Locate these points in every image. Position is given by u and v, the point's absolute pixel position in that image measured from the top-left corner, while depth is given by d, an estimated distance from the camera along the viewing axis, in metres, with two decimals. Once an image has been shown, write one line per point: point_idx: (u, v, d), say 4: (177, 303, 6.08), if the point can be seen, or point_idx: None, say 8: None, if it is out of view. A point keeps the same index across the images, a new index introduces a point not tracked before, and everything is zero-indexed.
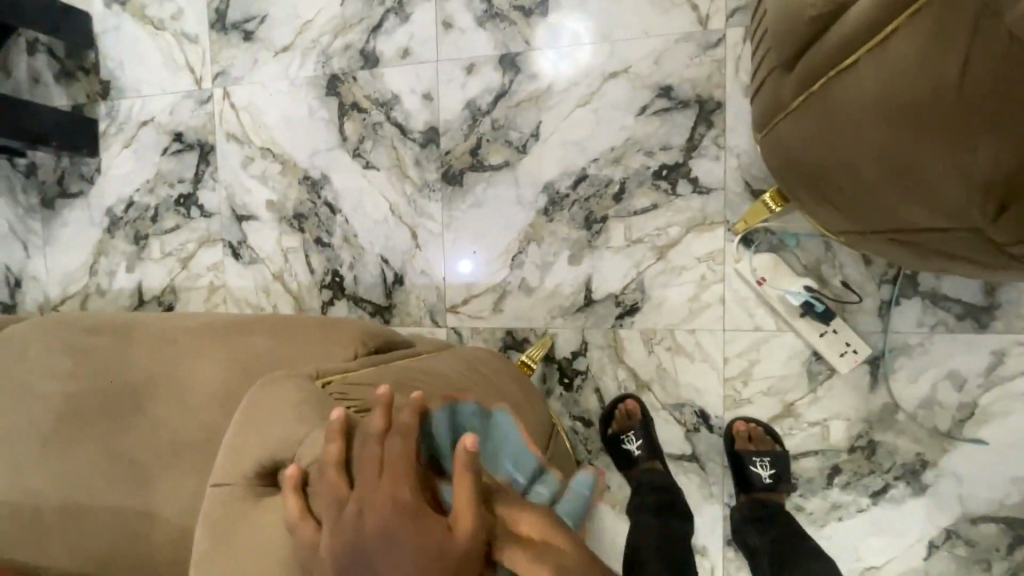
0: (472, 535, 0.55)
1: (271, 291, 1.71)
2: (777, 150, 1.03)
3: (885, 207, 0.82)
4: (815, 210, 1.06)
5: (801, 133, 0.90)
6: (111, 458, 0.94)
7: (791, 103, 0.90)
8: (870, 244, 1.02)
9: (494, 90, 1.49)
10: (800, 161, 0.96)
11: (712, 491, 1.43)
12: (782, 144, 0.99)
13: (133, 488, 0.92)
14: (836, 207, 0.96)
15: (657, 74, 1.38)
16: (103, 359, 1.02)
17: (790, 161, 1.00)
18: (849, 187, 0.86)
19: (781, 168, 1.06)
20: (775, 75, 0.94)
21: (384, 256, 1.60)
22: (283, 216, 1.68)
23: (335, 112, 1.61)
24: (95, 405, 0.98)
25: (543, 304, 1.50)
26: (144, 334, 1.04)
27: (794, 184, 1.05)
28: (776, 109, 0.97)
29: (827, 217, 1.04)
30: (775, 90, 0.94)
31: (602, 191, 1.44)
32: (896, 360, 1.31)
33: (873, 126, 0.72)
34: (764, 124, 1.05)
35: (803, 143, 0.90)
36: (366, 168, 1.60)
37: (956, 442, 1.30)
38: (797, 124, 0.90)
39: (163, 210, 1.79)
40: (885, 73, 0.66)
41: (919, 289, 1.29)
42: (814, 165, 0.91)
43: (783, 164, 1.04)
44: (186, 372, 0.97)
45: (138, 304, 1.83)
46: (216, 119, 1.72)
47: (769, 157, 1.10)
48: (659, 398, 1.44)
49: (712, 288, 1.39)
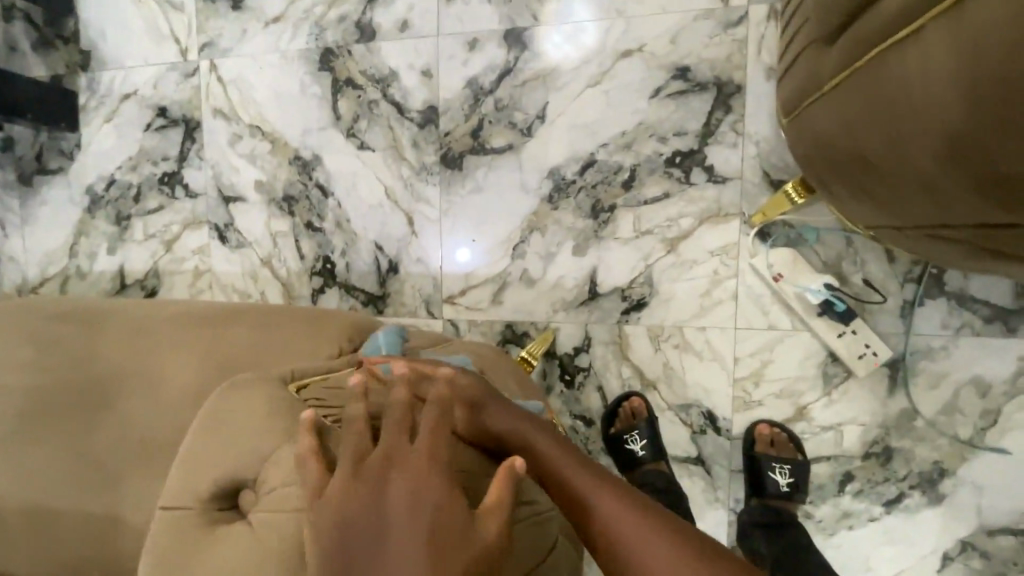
0: (497, 526, 0.63)
1: (259, 277, 1.62)
2: (805, 134, 0.97)
3: (929, 201, 0.75)
4: (842, 200, 1.00)
5: (835, 115, 0.84)
6: (74, 454, 0.86)
7: (833, 81, 0.82)
8: (906, 239, 0.95)
9: (498, 67, 1.39)
10: (828, 147, 0.90)
11: (717, 496, 1.36)
12: (811, 128, 0.93)
13: (97, 488, 0.84)
14: (867, 198, 0.90)
15: (673, 54, 1.29)
16: (71, 347, 0.94)
17: (818, 145, 0.94)
18: (890, 177, 0.79)
19: (807, 154, 1.00)
20: (815, 50, 0.86)
21: (378, 243, 1.52)
22: (272, 198, 1.59)
23: (328, 88, 1.51)
24: (58, 396, 0.90)
25: (545, 297, 1.42)
26: (119, 324, 0.97)
27: (822, 172, 0.99)
28: (808, 90, 0.90)
29: (855, 207, 0.98)
30: (811, 68, 0.87)
31: (610, 179, 1.36)
32: (917, 363, 1.24)
33: (929, 107, 0.64)
34: (791, 106, 0.99)
35: (836, 126, 0.84)
36: (360, 149, 1.51)
37: (976, 451, 1.23)
38: (830, 105, 0.84)
39: (147, 189, 1.70)
40: (939, 54, 0.60)
41: (945, 289, 1.22)
42: (846, 151, 0.85)
43: (810, 150, 0.98)
44: (162, 365, 0.90)
45: (120, 288, 1.74)
46: (202, 93, 1.62)
47: (795, 143, 1.03)
48: (665, 398, 1.37)
49: (724, 283, 1.31)
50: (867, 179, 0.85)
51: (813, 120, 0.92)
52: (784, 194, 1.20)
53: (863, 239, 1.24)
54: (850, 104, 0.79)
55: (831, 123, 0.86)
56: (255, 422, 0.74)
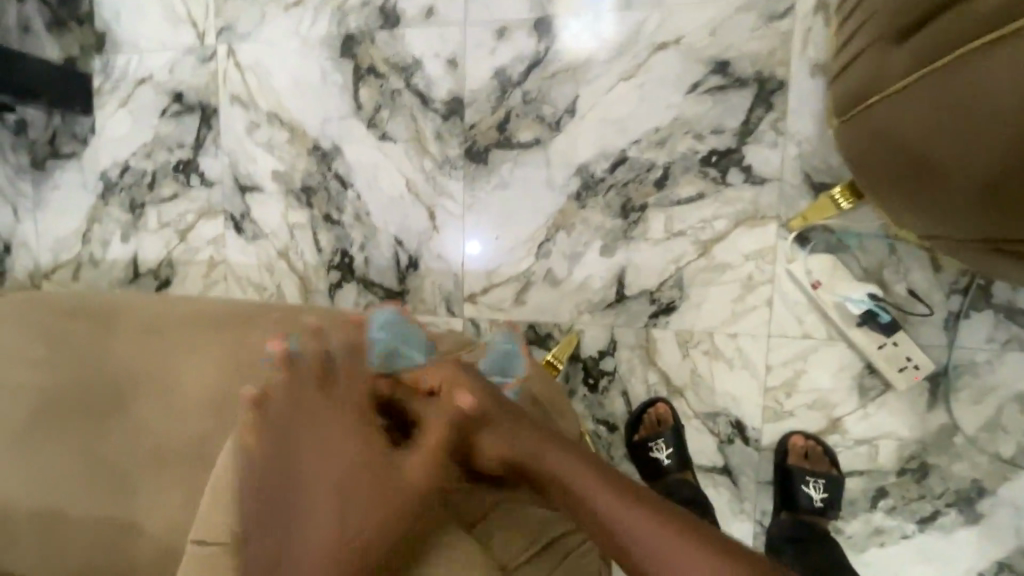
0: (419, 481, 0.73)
1: (275, 269, 1.59)
2: (864, 136, 0.92)
3: (994, 217, 0.71)
4: (897, 208, 0.96)
5: (899, 117, 0.80)
6: (90, 460, 0.84)
7: (903, 81, 0.77)
8: (965, 251, 0.90)
9: (528, 58, 1.34)
10: (888, 151, 0.86)
11: (743, 507, 1.32)
12: (871, 129, 0.89)
13: (115, 496, 0.82)
14: (925, 207, 0.85)
15: (713, 47, 1.23)
16: (86, 349, 0.92)
17: (877, 149, 0.89)
18: (955, 189, 0.74)
19: (862, 157, 0.96)
20: (884, 46, 0.80)
21: (398, 238, 1.48)
22: (289, 189, 1.55)
23: (350, 76, 1.46)
24: (73, 400, 0.87)
25: (570, 298, 1.38)
26: (134, 324, 0.95)
27: (877, 177, 0.95)
28: (872, 89, 0.85)
29: (910, 215, 0.93)
30: (878, 66, 0.83)
31: (642, 177, 1.30)
32: (959, 378, 1.19)
33: (1006, 120, 0.60)
34: (850, 106, 0.94)
35: (901, 129, 0.80)
36: (382, 140, 1.46)
37: (1018, 470, 1.18)
38: (896, 106, 0.80)
39: (161, 176, 1.66)
40: None
41: (994, 302, 1.16)
42: (907, 157, 0.81)
43: (867, 152, 0.93)
44: (180, 368, 0.88)
45: (133, 277, 1.71)
46: (219, 79, 1.57)
47: (848, 146, 0.99)
48: (692, 406, 1.33)
49: (759, 289, 1.26)
50: (927, 187, 0.81)
51: (874, 122, 0.87)
52: (829, 199, 1.15)
53: (907, 247, 1.18)
54: (916, 109, 0.75)
55: (894, 126, 0.82)
56: (274, 433, 0.75)
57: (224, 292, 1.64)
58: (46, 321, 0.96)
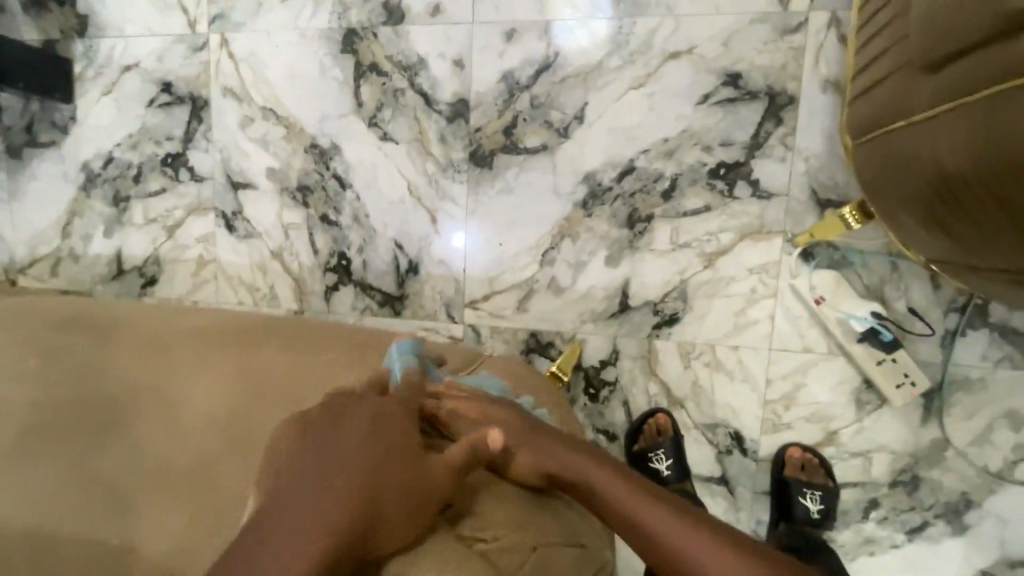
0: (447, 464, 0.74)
1: (268, 269, 1.54)
2: (879, 158, 0.94)
3: (996, 251, 0.74)
4: (903, 229, 0.97)
5: (916, 143, 0.81)
6: (85, 475, 0.79)
7: (916, 115, 0.80)
8: (969, 277, 0.92)
9: (536, 62, 1.31)
10: (899, 177, 0.88)
11: (739, 516, 1.34)
12: (887, 153, 0.90)
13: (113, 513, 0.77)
14: (933, 230, 0.86)
15: (725, 59, 1.22)
16: (81, 362, 0.93)
17: (890, 173, 0.91)
18: (959, 222, 0.77)
19: (873, 178, 0.97)
20: (903, 77, 0.83)
21: (398, 241, 1.44)
22: (284, 187, 1.50)
23: (351, 73, 1.41)
24: (66, 415, 0.85)
25: (572, 307, 1.37)
26: (133, 340, 0.98)
27: (886, 199, 0.96)
28: (891, 114, 0.87)
29: (915, 238, 0.95)
30: (901, 91, 0.83)
31: (649, 187, 1.29)
32: (953, 394, 1.22)
33: (1004, 167, 0.63)
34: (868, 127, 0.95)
35: (917, 155, 0.81)
36: (383, 140, 1.42)
37: (1004, 483, 1.22)
38: (914, 132, 0.81)
39: (148, 170, 1.59)
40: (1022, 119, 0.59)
41: (989, 321, 1.19)
42: (918, 183, 0.83)
43: (879, 174, 0.94)
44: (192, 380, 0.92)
45: (117, 274, 1.65)
46: (211, 70, 1.51)
47: (863, 165, 1.00)
48: (692, 417, 1.34)
49: (762, 303, 1.27)
50: (936, 213, 0.82)
51: (888, 147, 0.89)
52: (839, 218, 1.14)
53: (908, 265, 1.20)
54: (934, 137, 0.76)
55: (909, 152, 0.83)
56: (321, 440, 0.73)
57: (213, 292, 1.59)
58: (27, 338, 0.95)
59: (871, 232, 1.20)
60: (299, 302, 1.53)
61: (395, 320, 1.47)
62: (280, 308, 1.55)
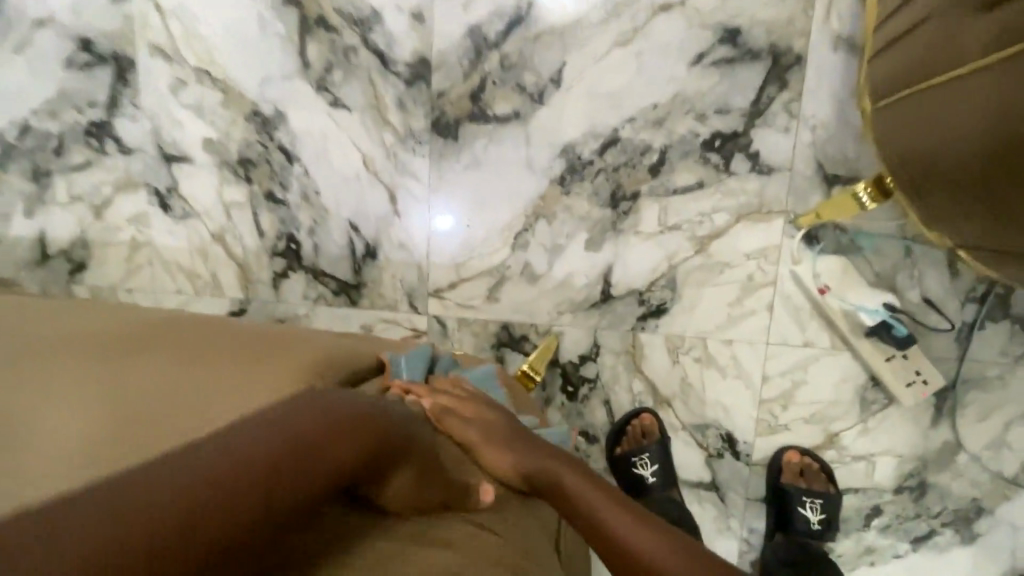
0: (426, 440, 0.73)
1: (209, 254, 1.37)
2: (911, 116, 0.79)
3: None
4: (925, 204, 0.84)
5: (969, 97, 0.66)
6: None
7: (975, 63, 0.64)
8: (1001, 267, 0.79)
9: (508, 15, 1.14)
10: (933, 142, 0.74)
11: (729, 524, 1.22)
12: (926, 109, 0.75)
13: None
14: (961, 207, 0.73)
15: (723, 12, 1.06)
16: None
17: (924, 136, 0.76)
18: (1003, 203, 0.64)
19: (899, 142, 0.82)
20: (961, 15, 0.66)
21: (353, 222, 1.28)
22: (225, 160, 1.32)
23: (295, 28, 1.23)
24: None
25: (548, 296, 1.22)
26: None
27: (911, 167, 0.81)
28: (939, 63, 0.71)
29: (940, 216, 0.82)
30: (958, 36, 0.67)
31: (635, 161, 1.14)
32: (968, 393, 1.10)
33: None
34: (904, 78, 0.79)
35: (967, 115, 0.66)
36: (333, 107, 1.24)
37: (1019, 489, 1.11)
38: (969, 82, 0.65)
39: (70, 141, 1.39)
40: None
41: (1011, 312, 1.06)
42: (957, 148, 0.68)
43: (910, 140, 0.79)
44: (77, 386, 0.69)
45: (40, 259, 1.46)
46: (136, 24, 1.31)
47: (889, 127, 0.84)
48: (680, 417, 1.21)
49: (759, 292, 1.13)
50: (972, 186, 0.68)
51: (928, 102, 0.74)
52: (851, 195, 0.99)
53: (923, 250, 1.07)
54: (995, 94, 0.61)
55: (955, 110, 0.68)
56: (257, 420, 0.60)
57: (149, 279, 1.42)
58: None
59: (883, 213, 1.07)
60: (245, 290, 1.36)
61: (352, 311, 1.32)
62: (224, 297, 1.38)
